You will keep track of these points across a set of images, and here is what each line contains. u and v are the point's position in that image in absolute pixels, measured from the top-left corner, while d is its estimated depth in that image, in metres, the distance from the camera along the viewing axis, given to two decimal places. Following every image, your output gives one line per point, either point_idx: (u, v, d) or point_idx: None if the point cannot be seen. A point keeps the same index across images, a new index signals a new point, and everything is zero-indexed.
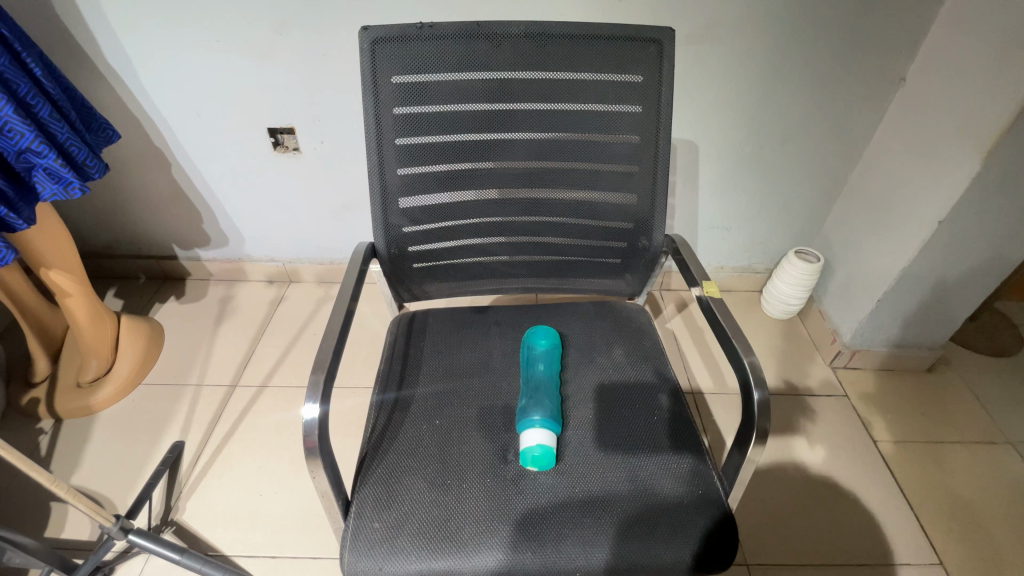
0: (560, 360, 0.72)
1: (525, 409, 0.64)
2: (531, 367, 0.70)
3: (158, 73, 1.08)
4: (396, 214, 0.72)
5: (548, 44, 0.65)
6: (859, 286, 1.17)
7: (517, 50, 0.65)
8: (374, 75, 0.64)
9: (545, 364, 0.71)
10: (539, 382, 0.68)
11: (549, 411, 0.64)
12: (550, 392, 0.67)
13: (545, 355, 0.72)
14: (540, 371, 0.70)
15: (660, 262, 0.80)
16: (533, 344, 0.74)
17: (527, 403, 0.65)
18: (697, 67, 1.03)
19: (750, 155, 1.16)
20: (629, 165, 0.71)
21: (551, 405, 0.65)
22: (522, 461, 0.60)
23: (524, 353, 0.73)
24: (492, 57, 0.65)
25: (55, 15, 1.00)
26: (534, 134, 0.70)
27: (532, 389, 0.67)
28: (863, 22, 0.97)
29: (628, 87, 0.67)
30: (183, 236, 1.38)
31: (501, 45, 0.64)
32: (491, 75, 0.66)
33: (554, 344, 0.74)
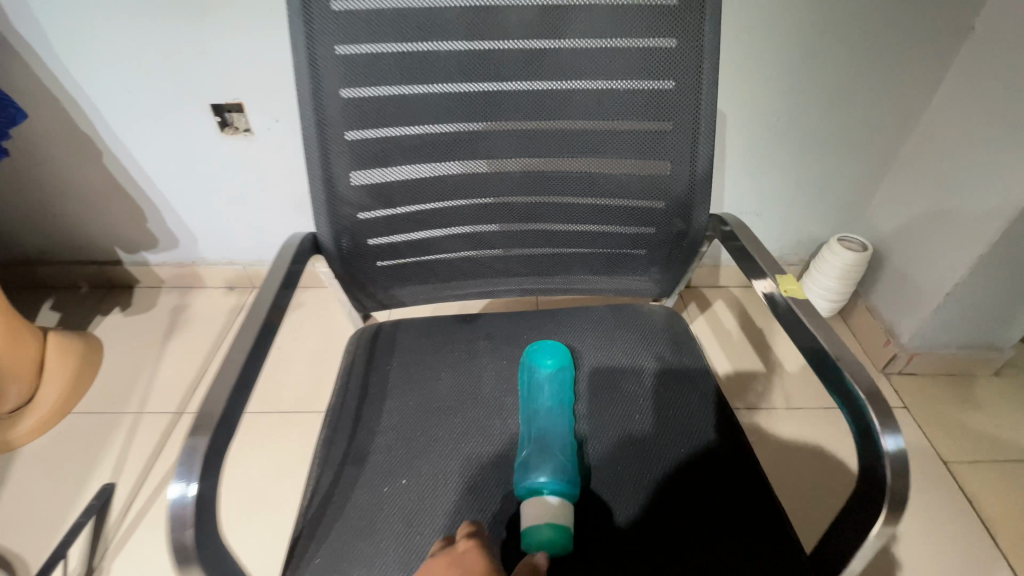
0: (572, 385, 0.55)
1: (528, 463, 0.47)
2: (534, 398, 0.53)
3: (73, 42, 0.89)
4: (347, 195, 0.54)
5: None
6: (921, 277, 0.99)
7: None
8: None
9: (552, 393, 0.53)
10: (545, 420, 0.51)
11: (560, 467, 0.47)
12: (559, 436, 0.50)
13: (553, 380, 0.55)
14: (545, 404, 0.52)
15: (700, 252, 0.62)
16: (536, 364, 0.56)
17: (530, 453, 0.48)
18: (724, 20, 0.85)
19: (785, 126, 0.98)
20: (660, 123, 0.53)
21: (562, 456, 0.48)
22: (524, 543, 0.43)
23: (524, 377, 0.55)
24: None
25: None
26: (530, 83, 0.52)
27: (537, 431, 0.50)
28: None
29: (659, 12, 0.49)
30: (126, 238, 1.19)
31: None
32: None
33: (565, 364, 0.56)
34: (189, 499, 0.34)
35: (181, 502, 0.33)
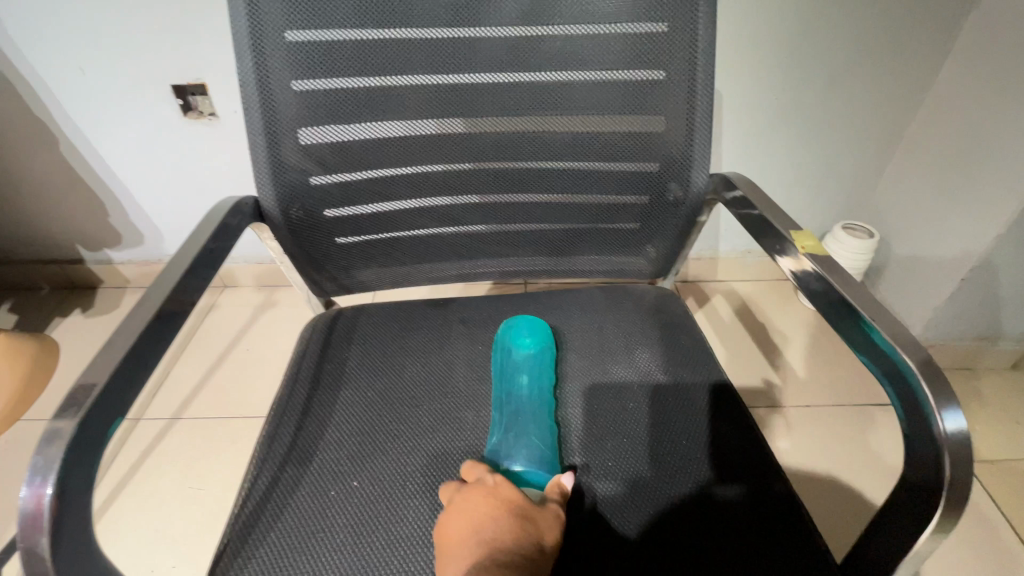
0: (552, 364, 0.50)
1: (497, 450, 0.42)
2: (511, 377, 0.48)
3: (19, 17, 0.82)
4: (296, 157, 0.47)
5: None
6: (933, 264, 0.93)
7: None
8: None
9: (530, 371, 0.48)
10: (519, 401, 0.45)
11: (535, 455, 0.42)
12: (536, 419, 0.45)
13: (534, 358, 0.49)
14: (523, 385, 0.47)
15: (698, 223, 0.56)
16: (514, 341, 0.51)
17: (501, 439, 0.43)
18: None
19: (784, 106, 0.93)
20: (651, 72, 0.47)
21: (538, 443, 0.43)
22: None
23: (498, 354, 0.50)
24: None
25: None
26: (505, 26, 0.45)
27: (510, 414, 0.45)
28: None
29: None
30: (88, 234, 1.12)
31: None
32: None
33: (545, 339, 0.51)
34: (47, 497, 0.28)
35: (36, 495, 0.28)
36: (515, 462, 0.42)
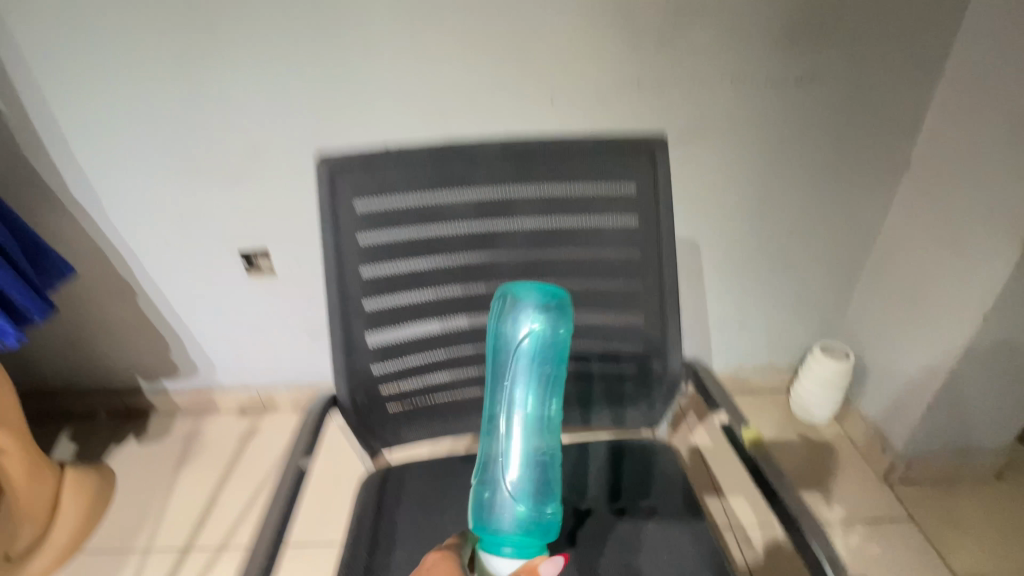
0: (550, 367, 0.50)
1: (487, 489, 0.49)
2: (506, 391, 0.50)
3: (127, 203, 1.02)
4: (363, 353, 0.61)
5: (530, 161, 0.58)
6: (903, 387, 1.04)
7: (497, 169, 0.58)
8: (335, 206, 0.56)
9: (529, 394, 0.49)
10: (509, 442, 0.49)
11: (524, 500, 0.48)
12: (522, 424, 0.50)
13: (535, 351, 0.49)
14: (518, 399, 0.50)
15: (679, 391, 0.68)
16: (515, 323, 0.50)
17: (489, 479, 0.50)
18: (690, 171, 0.98)
19: (756, 250, 1.08)
20: (631, 283, 0.62)
21: (525, 478, 0.49)
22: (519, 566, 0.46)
23: (494, 345, 0.51)
24: (472, 176, 0.58)
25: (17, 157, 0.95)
26: (520, 255, 0.61)
27: (501, 399, 0.50)
28: (858, 118, 0.94)
29: (624, 199, 0.60)
30: (148, 368, 1.26)
31: (481, 165, 0.58)
32: (473, 195, 0.58)
33: (551, 327, 0.50)
34: None
35: None
36: (506, 511, 0.48)
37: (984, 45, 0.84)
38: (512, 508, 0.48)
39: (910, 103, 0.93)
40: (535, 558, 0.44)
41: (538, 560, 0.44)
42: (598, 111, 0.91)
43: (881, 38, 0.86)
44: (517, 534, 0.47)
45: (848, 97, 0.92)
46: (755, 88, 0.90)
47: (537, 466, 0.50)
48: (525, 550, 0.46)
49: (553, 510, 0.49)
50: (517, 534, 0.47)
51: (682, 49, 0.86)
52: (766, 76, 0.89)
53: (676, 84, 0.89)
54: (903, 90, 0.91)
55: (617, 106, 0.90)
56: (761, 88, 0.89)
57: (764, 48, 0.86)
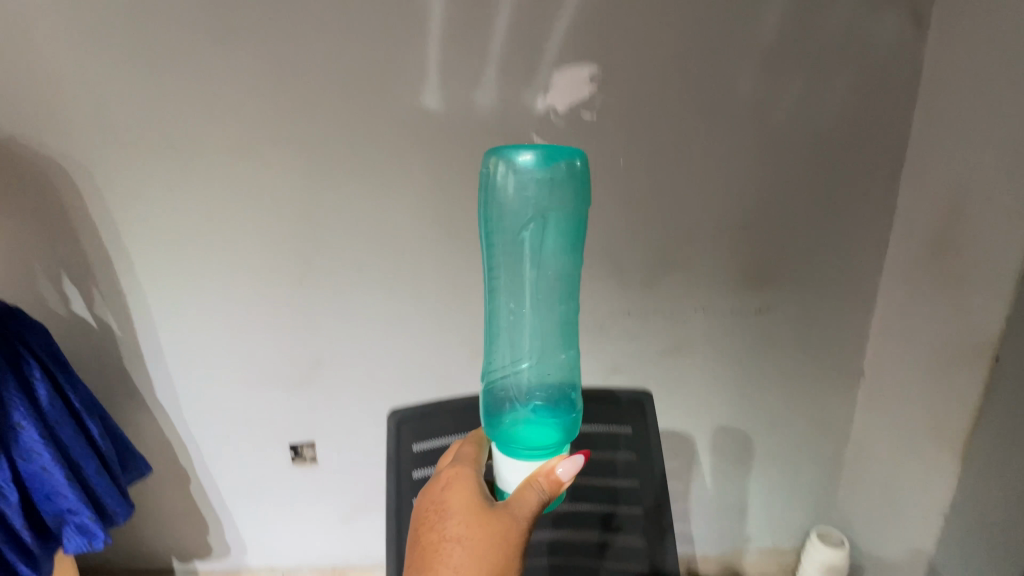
0: (559, 211, 0.75)
1: (501, 345, 0.78)
2: (502, 214, 0.75)
3: (198, 404, 1.19)
4: None
5: None
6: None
7: None
8: (398, 449, 0.78)
9: (535, 227, 0.74)
10: (515, 285, 0.77)
11: (534, 400, 0.74)
12: (529, 270, 0.76)
13: (543, 199, 0.73)
14: (523, 232, 0.75)
15: None
16: (519, 177, 0.71)
17: (497, 311, 0.78)
18: (679, 376, 1.20)
19: (744, 441, 1.27)
20: (634, 504, 0.79)
21: (532, 347, 0.77)
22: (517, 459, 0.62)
23: (485, 194, 0.74)
24: None
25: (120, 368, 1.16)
26: None
27: (506, 251, 0.76)
28: (809, 337, 1.18)
29: (619, 435, 0.83)
30: (187, 549, 1.34)
31: None
32: None
33: (560, 189, 0.73)
34: None
35: None
36: (520, 412, 0.72)
37: (894, 288, 1.10)
38: (520, 389, 0.75)
39: (851, 326, 1.17)
40: (552, 461, 0.60)
41: (557, 462, 0.60)
42: (599, 335, 1.14)
43: (812, 284, 1.14)
44: (537, 443, 0.63)
45: (797, 326, 1.17)
46: (720, 314, 1.15)
47: (530, 230, 0.74)
48: (548, 454, 0.62)
49: (567, 409, 0.72)
50: (536, 442, 0.63)
51: (660, 291, 1.12)
52: (728, 306, 1.14)
53: (659, 315, 1.14)
54: (841, 317, 1.16)
55: (614, 330, 1.14)
56: (724, 314, 1.15)
57: (723, 289, 1.13)
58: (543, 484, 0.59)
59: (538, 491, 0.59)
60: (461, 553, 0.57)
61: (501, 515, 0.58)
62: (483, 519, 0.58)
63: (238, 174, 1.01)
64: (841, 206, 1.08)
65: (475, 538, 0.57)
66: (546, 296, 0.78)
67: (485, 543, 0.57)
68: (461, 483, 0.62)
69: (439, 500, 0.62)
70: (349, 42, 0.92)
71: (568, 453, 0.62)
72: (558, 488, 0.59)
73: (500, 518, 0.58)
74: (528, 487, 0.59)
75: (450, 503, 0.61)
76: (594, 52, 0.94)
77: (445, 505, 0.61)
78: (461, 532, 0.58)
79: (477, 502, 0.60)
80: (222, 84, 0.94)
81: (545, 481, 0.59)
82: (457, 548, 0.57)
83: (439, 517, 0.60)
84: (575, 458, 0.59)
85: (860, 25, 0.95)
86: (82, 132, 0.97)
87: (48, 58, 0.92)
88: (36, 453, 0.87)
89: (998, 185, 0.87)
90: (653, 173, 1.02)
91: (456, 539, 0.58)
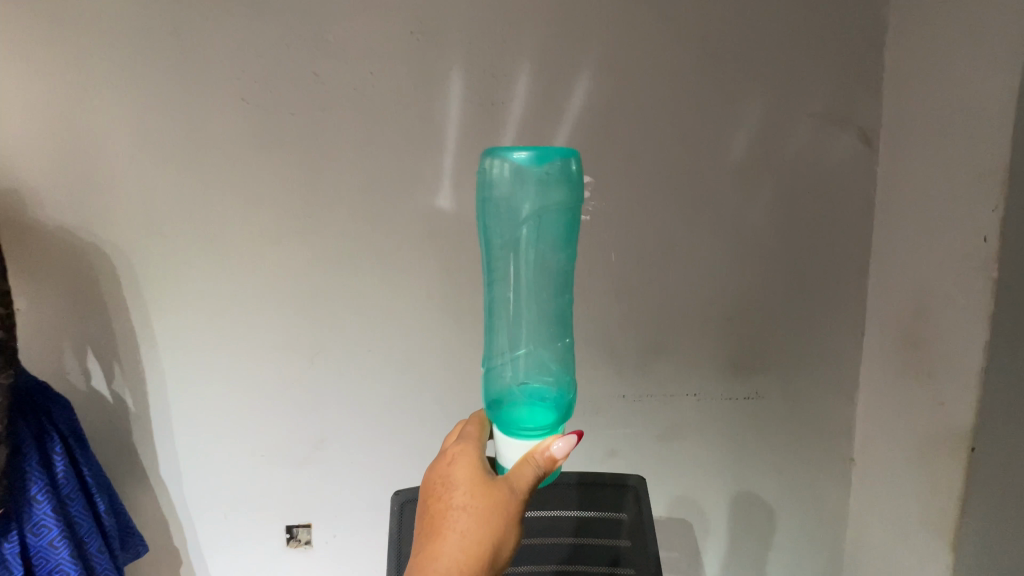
0: (556, 212, 0.75)
1: (500, 332, 0.80)
2: (501, 213, 0.76)
3: (201, 481, 1.18)
4: None
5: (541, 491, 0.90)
6: None
7: None
8: (402, 533, 0.82)
9: (531, 225, 0.75)
10: (512, 282, 0.78)
11: (530, 384, 0.74)
12: (526, 264, 0.77)
13: (538, 198, 0.73)
14: (520, 231, 0.76)
15: None
16: (515, 175, 0.72)
17: (497, 303, 0.80)
18: (676, 460, 1.23)
19: (744, 528, 1.28)
20: None
21: (530, 334, 0.79)
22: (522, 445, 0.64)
23: (485, 196, 0.76)
24: None
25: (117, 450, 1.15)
26: (540, 564, 0.85)
27: (504, 250, 0.78)
28: (799, 423, 1.23)
29: (611, 519, 0.88)
30: None
31: None
32: None
33: (555, 189, 0.73)
34: None
35: None
36: (518, 391, 0.73)
37: (872, 376, 1.18)
38: (518, 374, 0.76)
39: (836, 412, 1.22)
40: (549, 439, 0.62)
41: (552, 440, 0.62)
42: (595, 418, 1.19)
43: (798, 372, 1.20)
44: (539, 422, 0.64)
45: (787, 412, 1.22)
46: (712, 400, 1.20)
47: (527, 235, 0.76)
48: (546, 434, 0.63)
49: (563, 390, 0.73)
50: (535, 420, 0.65)
51: (653, 376, 1.18)
52: (718, 393, 1.20)
53: (654, 399, 1.19)
54: (827, 404, 1.22)
55: (611, 413, 1.19)
56: (716, 399, 1.20)
57: (714, 375, 1.19)
58: (540, 460, 0.62)
59: (536, 465, 0.62)
60: (466, 521, 0.59)
61: (502, 486, 0.61)
62: (486, 490, 0.60)
63: (266, 263, 1.09)
64: (818, 298, 1.17)
65: (480, 507, 0.59)
66: (543, 290, 0.78)
67: (490, 512, 0.59)
68: (464, 458, 0.64)
69: (443, 475, 0.64)
70: (375, 154, 1.06)
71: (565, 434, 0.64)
72: (554, 463, 0.62)
73: (502, 489, 0.60)
74: (526, 462, 0.62)
75: (454, 476, 0.62)
76: (589, 164, 1.07)
77: (450, 479, 0.63)
78: (466, 502, 0.60)
79: (480, 475, 0.62)
80: (261, 186, 1.06)
81: (542, 456, 0.62)
82: (462, 516, 0.59)
83: (444, 489, 0.62)
84: (570, 436, 0.62)
85: (819, 146, 1.11)
86: (126, 222, 1.05)
87: (106, 158, 1.02)
88: (46, 528, 0.90)
89: (949, 288, 0.97)
90: (643, 268, 1.12)
91: (461, 509, 0.60)
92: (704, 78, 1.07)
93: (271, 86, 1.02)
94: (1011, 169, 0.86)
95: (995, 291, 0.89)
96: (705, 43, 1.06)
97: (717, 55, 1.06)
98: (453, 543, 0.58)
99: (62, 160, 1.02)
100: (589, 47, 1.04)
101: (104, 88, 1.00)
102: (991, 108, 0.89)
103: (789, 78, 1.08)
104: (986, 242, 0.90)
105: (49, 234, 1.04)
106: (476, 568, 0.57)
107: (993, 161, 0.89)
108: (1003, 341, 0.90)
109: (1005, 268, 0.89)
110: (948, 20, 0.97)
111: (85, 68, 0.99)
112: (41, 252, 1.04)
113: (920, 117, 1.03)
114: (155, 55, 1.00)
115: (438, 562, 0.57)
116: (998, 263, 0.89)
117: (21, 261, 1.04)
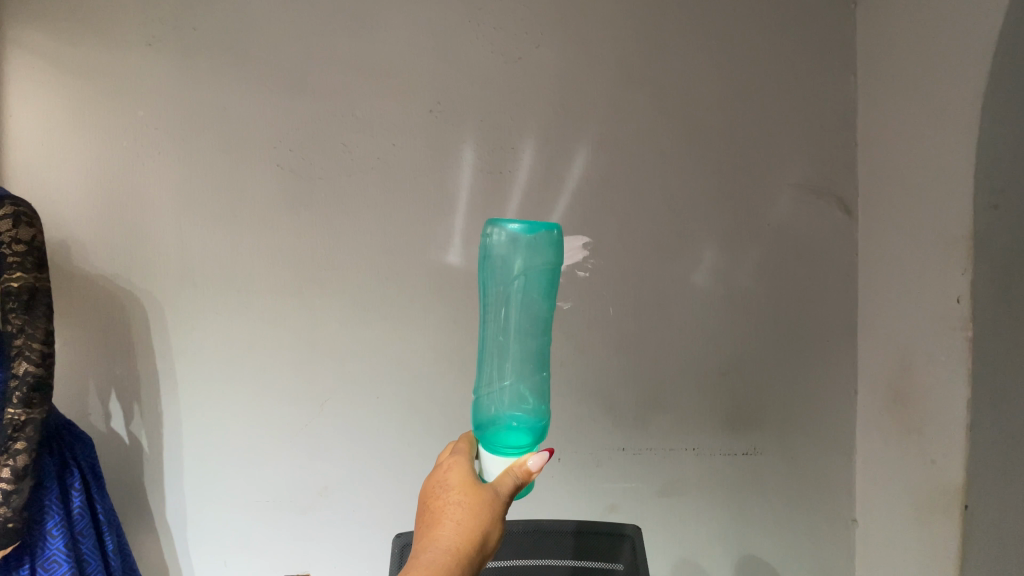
0: (543, 270, 0.82)
1: (488, 364, 0.85)
2: (496, 268, 0.83)
3: (205, 527, 1.19)
4: None
5: (538, 536, 0.91)
6: None
7: (517, 542, 0.91)
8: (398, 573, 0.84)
9: (520, 280, 0.82)
10: (502, 325, 0.84)
11: (511, 413, 0.78)
12: (514, 311, 0.84)
13: (529, 257, 0.81)
14: (511, 284, 0.83)
15: None
16: (510, 239, 0.81)
17: (487, 340, 0.85)
18: (676, 514, 1.22)
19: None
20: None
21: (514, 368, 0.84)
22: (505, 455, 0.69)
23: (483, 255, 0.84)
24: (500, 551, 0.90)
25: (124, 493, 1.17)
26: None
27: (497, 297, 0.85)
28: (799, 479, 1.23)
29: (611, 570, 0.89)
30: None
31: (506, 542, 0.91)
32: (499, 563, 0.89)
33: (543, 250, 0.81)
34: None
35: None
36: (501, 420, 0.77)
37: (868, 435, 1.20)
38: (501, 404, 0.80)
39: (836, 471, 1.23)
40: (525, 455, 0.68)
41: (528, 456, 0.68)
42: (595, 471, 1.20)
43: (795, 428, 1.22)
44: (517, 443, 0.71)
45: (786, 469, 1.23)
46: (710, 455, 1.22)
47: (516, 290, 0.83)
48: (521, 453, 0.70)
49: (541, 417, 0.77)
50: (513, 442, 0.71)
51: (652, 429, 1.21)
52: (717, 449, 1.22)
53: (653, 453, 1.21)
54: (826, 461, 1.23)
55: (611, 465, 1.20)
56: (715, 455, 1.22)
57: (712, 429, 1.21)
58: (518, 470, 0.67)
59: (515, 474, 0.67)
60: (460, 511, 0.64)
61: (490, 486, 0.66)
62: (477, 487, 0.66)
63: (286, 313, 1.17)
64: (810, 356, 1.21)
65: (472, 499, 0.64)
66: (528, 331, 0.85)
67: (481, 504, 0.64)
68: (458, 463, 0.70)
69: (440, 476, 0.69)
70: (392, 214, 1.16)
71: (538, 452, 0.69)
72: (531, 475, 0.67)
73: (490, 487, 0.66)
74: (506, 473, 0.67)
75: (449, 477, 0.68)
76: (587, 227, 1.17)
77: (445, 479, 0.68)
78: (459, 497, 0.65)
79: (472, 476, 0.67)
80: (287, 242, 1.16)
81: (519, 468, 0.67)
82: (457, 507, 0.64)
83: (441, 487, 0.67)
84: (544, 451, 0.67)
85: (800, 215, 1.20)
86: (161, 271, 1.15)
87: (149, 213, 1.14)
88: (57, 564, 0.95)
89: (930, 347, 1.02)
90: (639, 324, 1.18)
91: (456, 501, 0.65)
92: (690, 154, 1.18)
93: (303, 156, 1.15)
94: (974, 237, 0.94)
95: (971, 350, 0.94)
96: (690, 122, 1.18)
97: (702, 133, 1.18)
98: (449, 529, 0.62)
99: (111, 214, 1.13)
100: (587, 124, 1.16)
101: (155, 153, 1.13)
102: (951, 183, 0.98)
103: (769, 155, 1.19)
104: (959, 303, 0.96)
105: (91, 280, 1.13)
106: (470, 554, 0.61)
107: (957, 230, 0.97)
108: (984, 398, 0.94)
109: (979, 328, 0.94)
110: (908, 107, 1.08)
111: (139, 136, 1.13)
112: (83, 297, 1.13)
113: (892, 191, 1.12)
114: (202, 127, 1.13)
115: (435, 546, 0.61)
116: (971, 323, 0.94)
117: (62, 305, 1.13)
